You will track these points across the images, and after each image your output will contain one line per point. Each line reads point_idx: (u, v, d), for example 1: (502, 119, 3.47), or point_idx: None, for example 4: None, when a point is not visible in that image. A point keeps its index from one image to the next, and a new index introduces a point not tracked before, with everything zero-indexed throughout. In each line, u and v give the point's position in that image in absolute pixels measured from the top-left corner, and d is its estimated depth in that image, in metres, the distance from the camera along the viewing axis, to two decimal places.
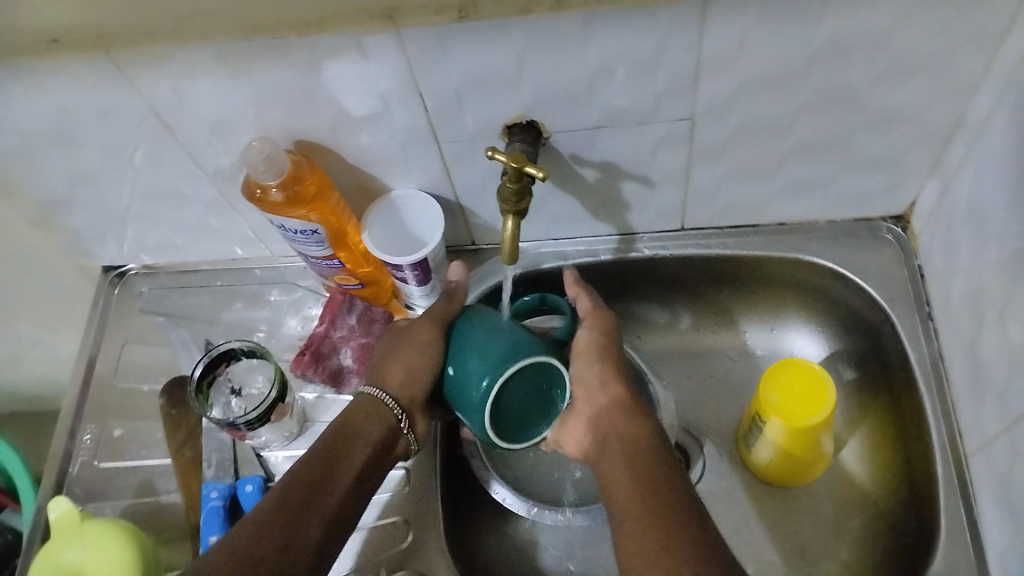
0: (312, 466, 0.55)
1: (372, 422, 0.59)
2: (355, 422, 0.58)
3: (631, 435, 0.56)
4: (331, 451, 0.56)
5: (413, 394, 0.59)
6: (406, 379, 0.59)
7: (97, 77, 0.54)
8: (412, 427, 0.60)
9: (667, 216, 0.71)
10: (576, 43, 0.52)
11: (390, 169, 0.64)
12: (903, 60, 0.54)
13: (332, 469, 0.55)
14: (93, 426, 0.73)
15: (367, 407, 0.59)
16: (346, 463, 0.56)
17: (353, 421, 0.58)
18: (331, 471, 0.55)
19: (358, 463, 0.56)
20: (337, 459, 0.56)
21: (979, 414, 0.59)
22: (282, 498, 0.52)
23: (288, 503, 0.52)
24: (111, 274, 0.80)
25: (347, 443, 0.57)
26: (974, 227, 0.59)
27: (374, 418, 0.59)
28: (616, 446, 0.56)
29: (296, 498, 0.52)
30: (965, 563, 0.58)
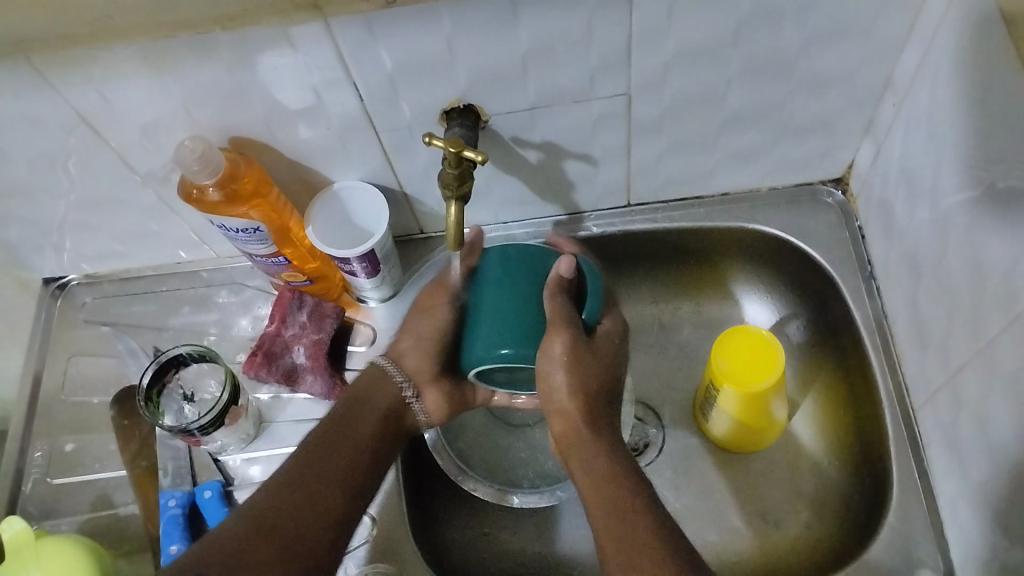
0: (327, 434, 0.59)
1: (380, 391, 0.64)
2: (365, 387, 0.64)
3: (596, 461, 0.59)
4: (345, 422, 0.60)
5: (419, 369, 0.66)
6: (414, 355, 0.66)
7: (17, 84, 0.53)
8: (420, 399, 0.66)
9: (612, 193, 0.72)
10: (507, 24, 0.52)
11: (330, 161, 0.64)
12: (830, 25, 0.55)
13: (346, 437, 0.59)
14: (44, 443, 0.71)
15: (376, 374, 0.65)
16: (357, 432, 0.60)
17: (360, 388, 0.64)
18: (344, 441, 0.59)
19: (371, 429, 0.61)
20: (348, 428, 0.60)
21: (924, 367, 0.61)
22: (299, 459, 0.57)
23: (315, 458, 0.57)
24: (52, 286, 0.78)
25: (358, 411, 0.61)
26: (908, 186, 0.60)
27: (379, 384, 0.65)
28: (585, 469, 0.59)
29: (312, 466, 0.57)
30: (917, 513, 0.60)
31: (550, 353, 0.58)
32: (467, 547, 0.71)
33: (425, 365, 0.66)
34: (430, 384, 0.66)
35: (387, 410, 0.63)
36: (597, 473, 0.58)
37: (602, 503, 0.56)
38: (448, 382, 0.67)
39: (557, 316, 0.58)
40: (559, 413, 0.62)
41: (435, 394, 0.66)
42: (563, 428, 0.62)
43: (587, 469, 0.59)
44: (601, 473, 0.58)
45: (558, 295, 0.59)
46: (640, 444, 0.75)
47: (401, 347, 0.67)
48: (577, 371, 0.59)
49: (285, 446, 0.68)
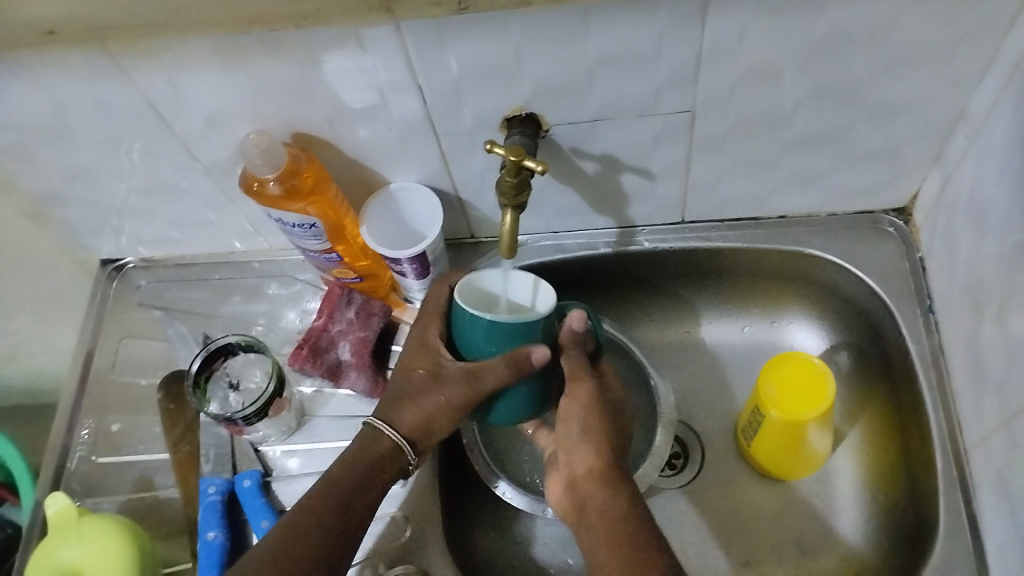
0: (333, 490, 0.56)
1: (387, 464, 0.58)
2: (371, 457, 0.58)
3: (608, 507, 0.54)
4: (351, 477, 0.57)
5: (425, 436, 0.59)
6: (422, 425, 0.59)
7: (92, 69, 0.54)
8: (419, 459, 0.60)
9: (667, 209, 0.71)
10: (576, 35, 0.52)
11: (388, 162, 0.64)
12: (906, 52, 0.54)
13: (356, 491, 0.56)
14: (91, 421, 0.72)
15: (384, 447, 0.59)
16: (369, 476, 0.58)
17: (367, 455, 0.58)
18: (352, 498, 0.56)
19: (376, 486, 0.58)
20: (358, 485, 0.57)
21: (979, 407, 0.59)
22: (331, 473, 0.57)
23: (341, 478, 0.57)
24: (109, 268, 0.79)
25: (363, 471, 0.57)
26: (975, 220, 0.59)
27: (385, 457, 0.58)
28: (597, 517, 0.55)
29: (319, 520, 0.54)
30: (963, 555, 0.58)
31: (573, 399, 0.59)
32: (499, 554, 0.71)
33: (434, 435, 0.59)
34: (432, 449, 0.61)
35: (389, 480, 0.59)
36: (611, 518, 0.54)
37: (615, 549, 0.52)
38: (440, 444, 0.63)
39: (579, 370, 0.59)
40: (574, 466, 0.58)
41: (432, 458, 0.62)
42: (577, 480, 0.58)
43: (603, 518, 0.54)
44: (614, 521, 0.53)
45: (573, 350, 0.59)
46: (679, 464, 0.75)
47: (411, 420, 0.59)
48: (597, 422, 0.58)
49: (325, 440, 0.69)
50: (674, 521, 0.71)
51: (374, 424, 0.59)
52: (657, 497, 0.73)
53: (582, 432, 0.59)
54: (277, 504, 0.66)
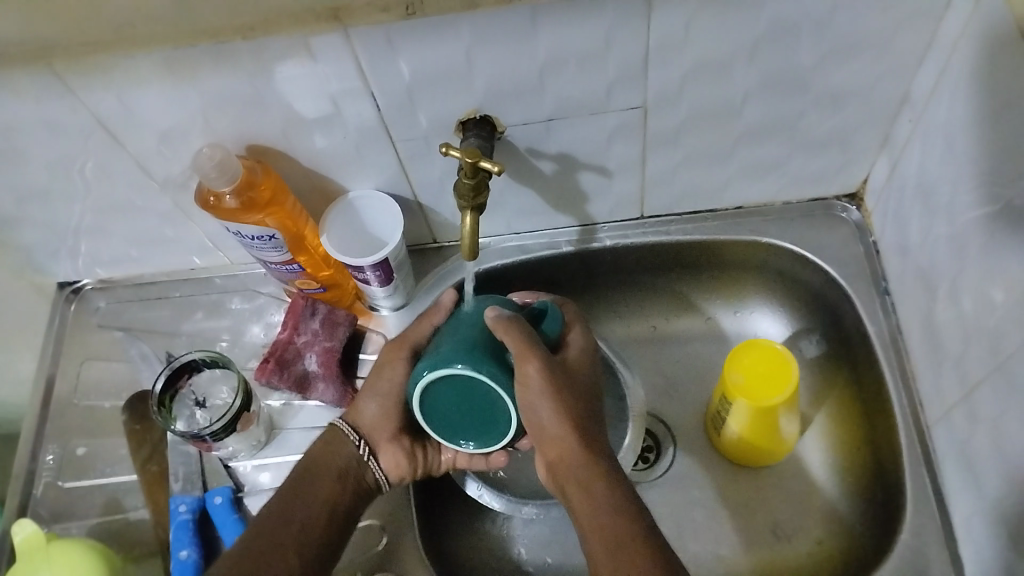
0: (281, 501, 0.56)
1: (331, 454, 0.60)
2: (318, 455, 0.60)
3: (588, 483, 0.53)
4: (297, 484, 0.58)
5: (378, 429, 0.62)
6: (378, 413, 0.62)
7: (40, 90, 0.53)
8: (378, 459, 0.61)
9: (626, 205, 0.72)
10: (525, 36, 0.52)
11: (345, 170, 0.64)
12: (848, 41, 0.55)
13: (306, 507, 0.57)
14: (56, 446, 0.71)
15: (333, 439, 0.61)
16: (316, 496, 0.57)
17: (316, 453, 0.60)
18: (302, 504, 0.56)
19: (328, 493, 0.58)
20: (302, 492, 0.57)
21: (939, 384, 0.60)
22: (276, 499, 0.57)
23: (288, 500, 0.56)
24: (66, 290, 0.78)
25: (311, 476, 0.58)
26: (924, 202, 0.60)
27: (330, 450, 0.60)
28: (579, 493, 0.53)
29: (270, 529, 0.54)
30: (931, 529, 0.59)
31: (529, 381, 0.55)
32: (478, 557, 0.71)
33: (383, 421, 0.62)
34: (388, 440, 0.62)
35: (338, 470, 0.59)
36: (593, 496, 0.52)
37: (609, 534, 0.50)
38: (407, 440, 0.63)
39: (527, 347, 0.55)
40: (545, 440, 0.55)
41: (391, 452, 0.62)
42: (549, 449, 0.56)
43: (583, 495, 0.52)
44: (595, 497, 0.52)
45: (512, 329, 0.55)
46: (651, 457, 0.75)
47: (364, 413, 0.62)
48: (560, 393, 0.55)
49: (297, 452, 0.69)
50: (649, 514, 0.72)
51: (338, 425, 0.62)
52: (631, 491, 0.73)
53: (551, 416, 0.55)
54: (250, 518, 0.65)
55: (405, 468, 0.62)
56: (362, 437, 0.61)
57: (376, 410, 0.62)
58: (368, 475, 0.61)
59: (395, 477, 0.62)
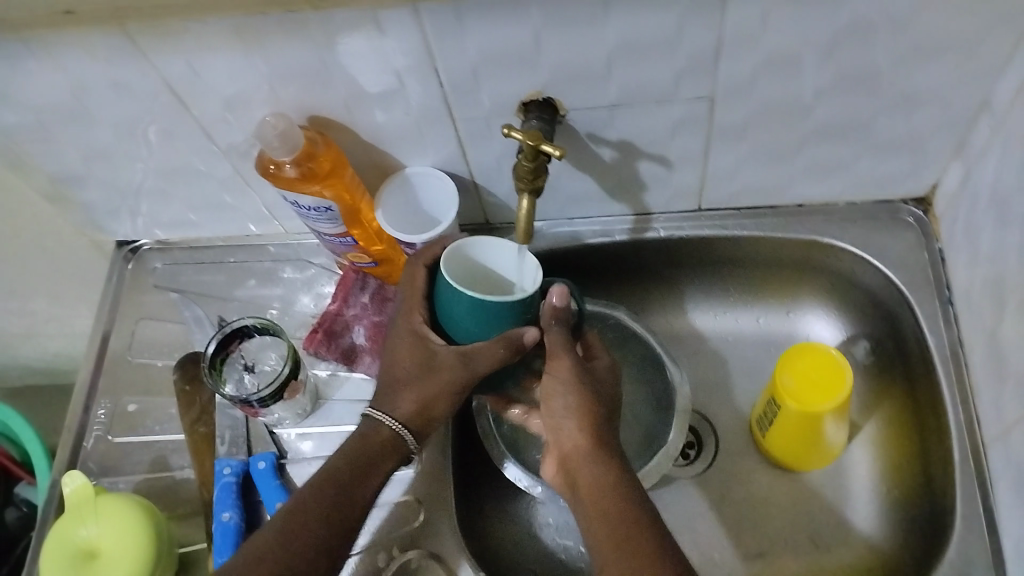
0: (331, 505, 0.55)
1: (385, 455, 0.58)
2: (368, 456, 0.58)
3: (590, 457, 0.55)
4: (340, 483, 0.56)
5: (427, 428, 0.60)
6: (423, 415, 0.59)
7: (111, 51, 0.54)
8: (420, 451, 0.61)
9: (684, 197, 0.71)
10: (595, 20, 0.51)
11: (404, 147, 0.64)
12: (931, 40, 0.53)
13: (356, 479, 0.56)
14: (108, 401, 0.73)
15: (384, 439, 0.58)
16: (367, 477, 0.57)
17: (361, 444, 0.58)
18: (357, 473, 0.57)
19: (378, 468, 0.58)
20: (347, 495, 0.56)
21: (999, 401, 0.59)
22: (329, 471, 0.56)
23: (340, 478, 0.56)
24: (125, 249, 0.80)
25: (370, 452, 0.58)
26: (998, 212, 0.58)
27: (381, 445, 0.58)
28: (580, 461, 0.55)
29: (314, 503, 0.54)
30: (979, 548, 0.58)
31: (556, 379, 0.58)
32: (514, 540, 0.71)
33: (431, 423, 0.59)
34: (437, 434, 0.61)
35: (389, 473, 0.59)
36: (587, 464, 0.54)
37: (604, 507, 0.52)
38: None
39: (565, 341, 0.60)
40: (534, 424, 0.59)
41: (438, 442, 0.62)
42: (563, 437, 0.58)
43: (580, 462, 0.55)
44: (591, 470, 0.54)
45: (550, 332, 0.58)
46: (692, 453, 0.74)
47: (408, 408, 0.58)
48: (585, 392, 0.57)
49: (340, 424, 0.69)
50: (686, 510, 0.72)
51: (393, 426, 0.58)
52: (670, 486, 0.73)
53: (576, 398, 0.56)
54: (291, 486, 0.66)
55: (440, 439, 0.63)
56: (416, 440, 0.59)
57: (428, 404, 0.58)
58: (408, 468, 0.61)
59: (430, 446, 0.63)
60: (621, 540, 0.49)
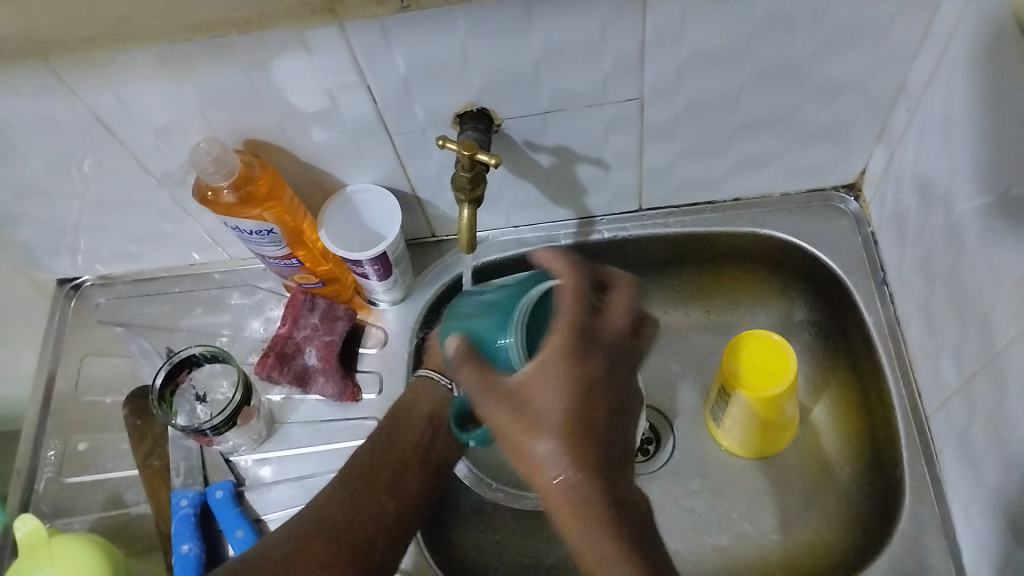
0: (373, 452, 0.62)
1: (422, 400, 0.66)
2: (408, 403, 0.66)
3: (586, 480, 0.52)
4: (391, 428, 0.64)
5: None
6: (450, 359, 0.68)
7: (36, 86, 0.53)
8: None
9: (624, 198, 0.72)
10: (520, 28, 0.52)
11: (343, 165, 0.64)
12: (845, 31, 0.55)
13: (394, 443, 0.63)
14: (58, 442, 0.72)
15: (421, 387, 0.67)
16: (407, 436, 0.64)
17: (407, 398, 0.66)
18: (397, 435, 0.64)
19: (419, 431, 0.64)
20: (396, 436, 0.63)
21: (936, 374, 0.61)
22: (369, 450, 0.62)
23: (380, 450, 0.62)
24: (67, 286, 0.79)
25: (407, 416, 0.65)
26: (921, 192, 0.60)
27: (422, 397, 0.66)
28: (562, 483, 0.52)
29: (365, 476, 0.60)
30: (929, 518, 0.60)
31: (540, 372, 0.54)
32: (481, 552, 0.71)
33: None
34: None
35: (429, 416, 0.65)
36: (578, 496, 0.52)
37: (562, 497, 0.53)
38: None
39: (569, 295, 0.57)
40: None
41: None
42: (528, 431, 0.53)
43: (569, 489, 0.52)
44: (588, 500, 0.52)
45: (574, 293, 0.57)
46: (651, 449, 0.75)
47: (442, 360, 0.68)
48: (563, 386, 0.54)
49: (298, 447, 0.69)
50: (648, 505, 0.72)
51: (429, 376, 0.67)
52: None
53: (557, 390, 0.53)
54: (251, 513, 0.66)
55: None
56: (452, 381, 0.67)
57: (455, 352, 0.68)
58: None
59: None
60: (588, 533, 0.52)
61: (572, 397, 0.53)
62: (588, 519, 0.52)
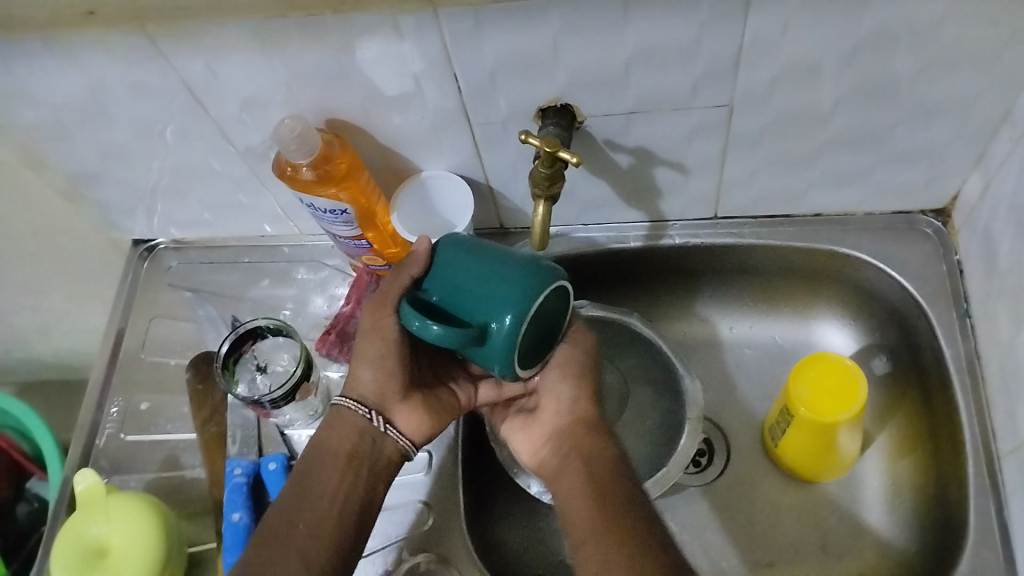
0: (281, 514, 0.54)
1: (341, 435, 0.57)
2: (327, 440, 0.57)
3: (592, 461, 0.55)
4: (301, 483, 0.56)
5: (384, 391, 0.57)
6: (370, 380, 0.57)
7: (130, 51, 0.54)
8: (392, 424, 0.58)
9: (700, 205, 0.70)
10: (615, 27, 0.51)
11: (420, 150, 0.64)
12: (953, 51, 0.52)
13: (307, 490, 0.55)
14: (121, 399, 0.73)
15: (336, 418, 0.58)
16: (323, 474, 0.56)
17: (322, 435, 0.58)
18: (310, 477, 0.56)
19: (336, 471, 0.56)
20: (309, 479, 0.56)
21: (1015, 415, 0.58)
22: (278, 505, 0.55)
23: (291, 500, 0.55)
24: (141, 248, 0.80)
25: (320, 453, 0.57)
26: (1017, 224, 0.57)
27: (340, 429, 0.57)
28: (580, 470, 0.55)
29: (268, 540, 0.53)
30: (993, 565, 0.57)
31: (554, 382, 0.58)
32: (523, 546, 0.71)
33: (386, 382, 0.57)
34: (399, 400, 0.58)
35: (349, 453, 0.57)
36: (589, 481, 0.54)
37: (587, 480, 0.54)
38: (420, 396, 0.59)
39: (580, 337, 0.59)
40: (521, 389, 0.63)
41: (406, 412, 0.58)
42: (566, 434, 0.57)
43: (587, 465, 0.55)
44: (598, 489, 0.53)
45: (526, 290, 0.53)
46: (703, 462, 0.74)
47: (361, 384, 0.57)
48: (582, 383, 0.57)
49: None
50: (696, 519, 0.71)
51: (346, 404, 0.57)
52: (681, 494, 0.72)
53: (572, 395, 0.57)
54: None
55: (426, 421, 0.59)
56: (375, 409, 0.57)
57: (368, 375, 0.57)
58: (388, 447, 0.58)
59: (417, 436, 0.59)
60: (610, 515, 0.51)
61: (579, 387, 0.58)
62: (596, 500, 0.52)
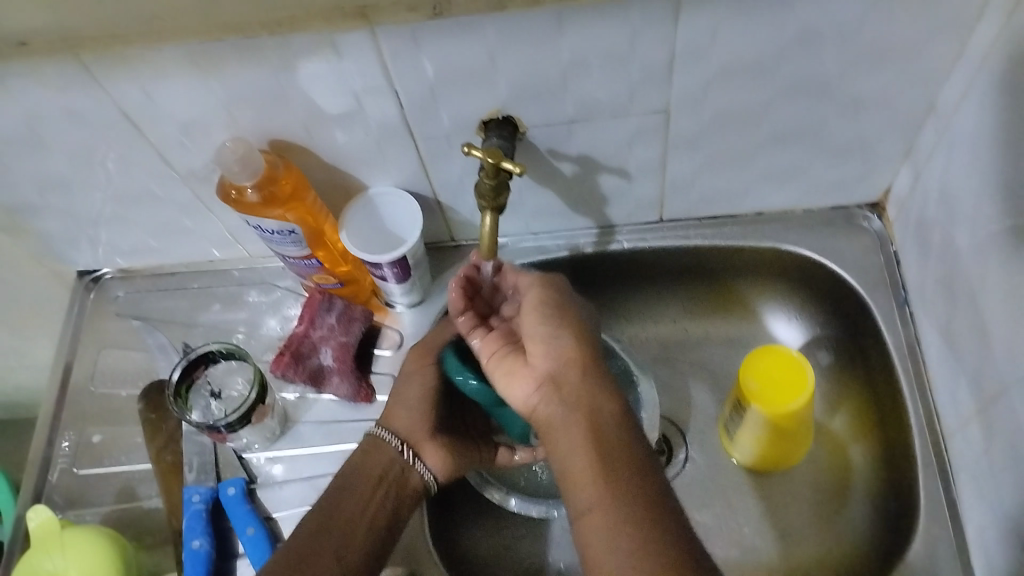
0: (317, 518, 0.56)
1: (374, 460, 0.60)
2: (358, 463, 0.60)
3: (574, 439, 0.51)
4: (337, 494, 0.58)
5: (413, 428, 0.61)
6: (404, 413, 0.62)
7: (67, 80, 0.53)
8: (420, 459, 0.61)
9: (645, 208, 0.72)
10: (550, 37, 0.52)
11: (366, 167, 0.64)
12: (875, 50, 0.55)
13: (341, 502, 0.57)
14: (72, 433, 0.72)
15: (368, 447, 0.61)
16: (357, 491, 0.58)
17: (355, 459, 0.60)
18: (344, 492, 0.58)
19: (370, 489, 0.58)
20: (343, 495, 0.58)
21: (956, 396, 0.60)
22: (313, 513, 0.57)
23: (326, 509, 0.57)
24: (85, 279, 0.79)
25: (354, 474, 0.59)
26: (947, 213, 0.60)
27: (372, 455, 0.60)
28: (567, 449, 0.51)
29: (307, 538, 0.55)
30: (945, 542, 0.59)
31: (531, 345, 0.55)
32: (490, 555, 0.71)
33: (420, 422, 0.62)
34: (429, 440, 0.61)
35: (380, 476, 0.59)
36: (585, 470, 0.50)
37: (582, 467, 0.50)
38: (447, 438, 0.63)
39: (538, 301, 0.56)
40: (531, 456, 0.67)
41: (435, 449, 0.61)
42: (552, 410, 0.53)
43: (577, 453, 0.50)
44: (596, 474, 0.49)
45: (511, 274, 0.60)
46: (663, 461, 0.75)
47: (395, 416, 0.62)
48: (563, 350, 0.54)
49: (309, 446, 0.69)
50: None
51: (380, 435, 0.61)
52: None
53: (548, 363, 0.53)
54: (262, 510, 0.66)
55: (451, 461, 0.62)
56: (404, 442, 0.61)
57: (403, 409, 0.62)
58: (413, 478, 0.60)
59: (442, 474, 0.62)
60: (608, 504, 0.48)
61: (558, 355, 0.53)
62: (597, 492, 0.48)
